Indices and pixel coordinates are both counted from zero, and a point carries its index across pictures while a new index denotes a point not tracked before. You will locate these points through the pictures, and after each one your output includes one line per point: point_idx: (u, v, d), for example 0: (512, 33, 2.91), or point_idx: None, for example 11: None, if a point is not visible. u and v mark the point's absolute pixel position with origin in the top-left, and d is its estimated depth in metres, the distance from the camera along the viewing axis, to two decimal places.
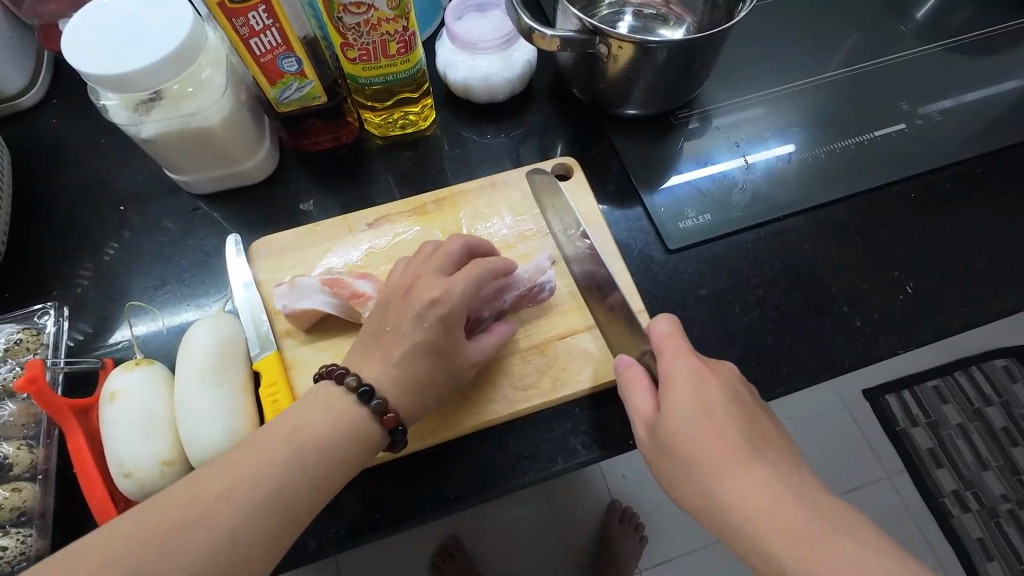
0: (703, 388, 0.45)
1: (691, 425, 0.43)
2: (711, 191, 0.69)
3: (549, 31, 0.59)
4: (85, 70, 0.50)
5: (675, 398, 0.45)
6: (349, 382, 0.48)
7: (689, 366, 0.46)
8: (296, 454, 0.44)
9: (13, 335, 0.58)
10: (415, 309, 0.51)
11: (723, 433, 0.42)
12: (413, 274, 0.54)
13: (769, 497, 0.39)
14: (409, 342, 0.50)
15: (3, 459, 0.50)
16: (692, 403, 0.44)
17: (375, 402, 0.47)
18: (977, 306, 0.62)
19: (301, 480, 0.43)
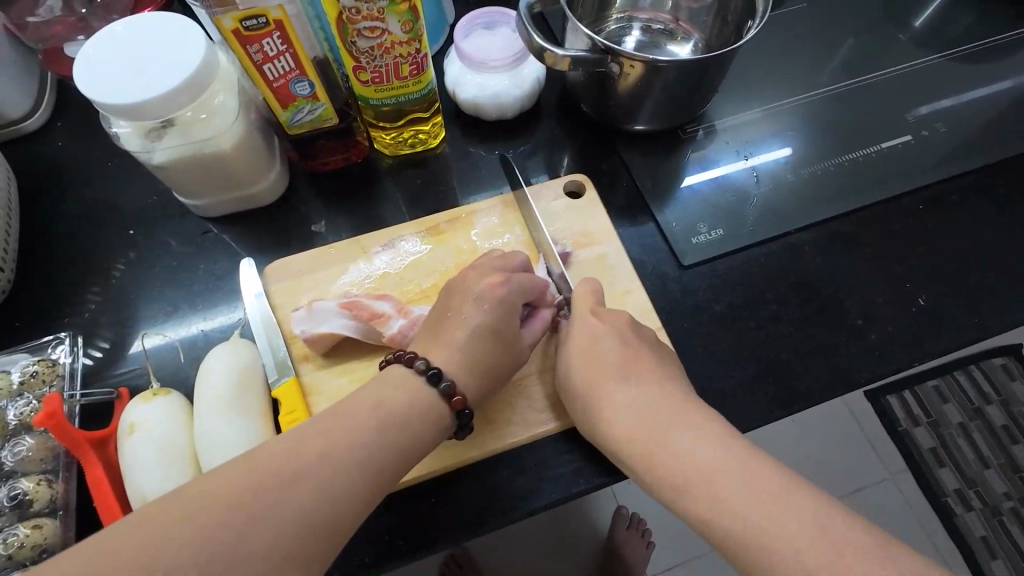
0: (643, 390, 0.50)
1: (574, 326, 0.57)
2: (722, 204, 0.69)
3: (561, 51, 0.59)
4: (99, 100, 0.50)
5: (610, 403, 0.50)
6: (420, 365, 0.49)
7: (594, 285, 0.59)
8: (341, 457, 0.42)
9: (29, 368, 0.57)
10: (476, 293, 0.53)
11: (664, 427, 0.47)
12: (473, 266, 0.57)
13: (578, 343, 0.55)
14: (474, 323, 0.52)
15: (23, 496, 0.49)
16: (634, 405, 0.49)
17: (443, 384, 0.48)
18: (987, 316, 0.63)
19: (345, 485, 0.41)
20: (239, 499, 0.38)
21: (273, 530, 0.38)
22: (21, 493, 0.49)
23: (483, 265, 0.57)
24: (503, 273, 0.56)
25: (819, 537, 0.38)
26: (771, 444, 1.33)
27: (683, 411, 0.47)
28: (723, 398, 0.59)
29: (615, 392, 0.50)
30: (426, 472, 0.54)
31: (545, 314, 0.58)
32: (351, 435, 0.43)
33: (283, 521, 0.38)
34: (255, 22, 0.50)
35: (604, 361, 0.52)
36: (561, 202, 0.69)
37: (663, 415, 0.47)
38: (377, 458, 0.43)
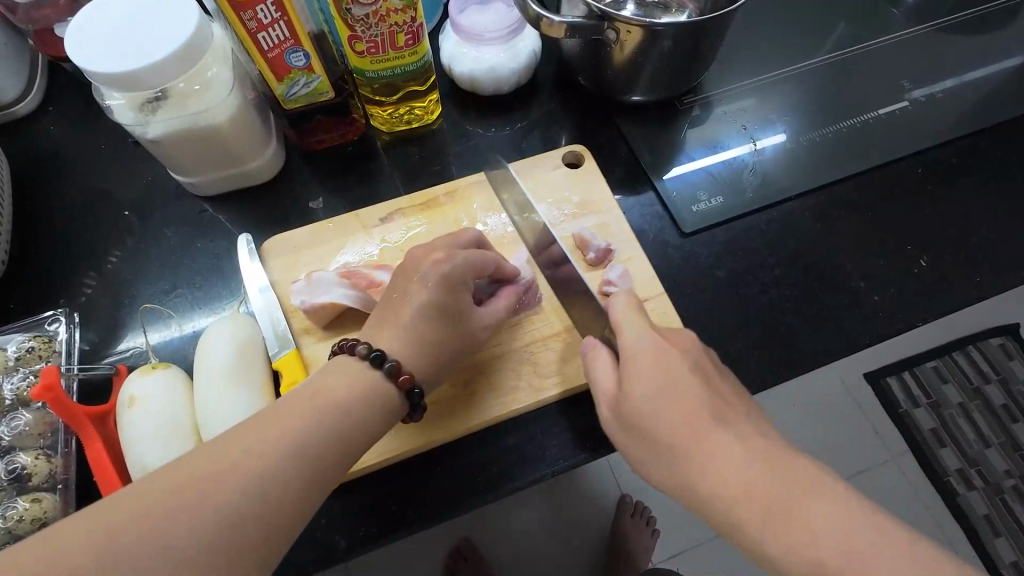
0: (660, 351, 0.46)
1: (690, 449, 0.41)
2: (722, 174, 0.69)
3: (557, 18, 0.59)
4: (90, 69, 0.49)
5: (631, 366, 0.46)
6: (362, 351, 0.47)
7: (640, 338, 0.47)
8: (302, 427, 0.41)
9: (24, 344, 0.56)
10: (420, 272, 0.51)
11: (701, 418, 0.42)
12: (420, 246, 0.56)
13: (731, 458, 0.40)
14: (419, 303, 0.50)
15: (21, 470, 0.48)
16: (707, 428, 0.41)
17: (387, 365, 0.46)
18: (989, 277, 0.63)
19: (306, 461, 0.40)
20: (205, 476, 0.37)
21: (249, 499, 0.37)
22: (19, 467, 0.48)
23: (432, 242, 0.56)
24: (448, 249, 0.54)
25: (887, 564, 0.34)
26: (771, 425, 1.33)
27: (728, 408, 0.43)
28: (729, 362, 0.58)
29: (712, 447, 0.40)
30: (407, 448, 0.53)
31: (509, 289, 0.58)
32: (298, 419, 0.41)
33: (241, 507, 0.37)
34: None
35: (621, 319, 0.49)
36: (561, 172, 0.68)
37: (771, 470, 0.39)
38: (330, 433, 0.42)
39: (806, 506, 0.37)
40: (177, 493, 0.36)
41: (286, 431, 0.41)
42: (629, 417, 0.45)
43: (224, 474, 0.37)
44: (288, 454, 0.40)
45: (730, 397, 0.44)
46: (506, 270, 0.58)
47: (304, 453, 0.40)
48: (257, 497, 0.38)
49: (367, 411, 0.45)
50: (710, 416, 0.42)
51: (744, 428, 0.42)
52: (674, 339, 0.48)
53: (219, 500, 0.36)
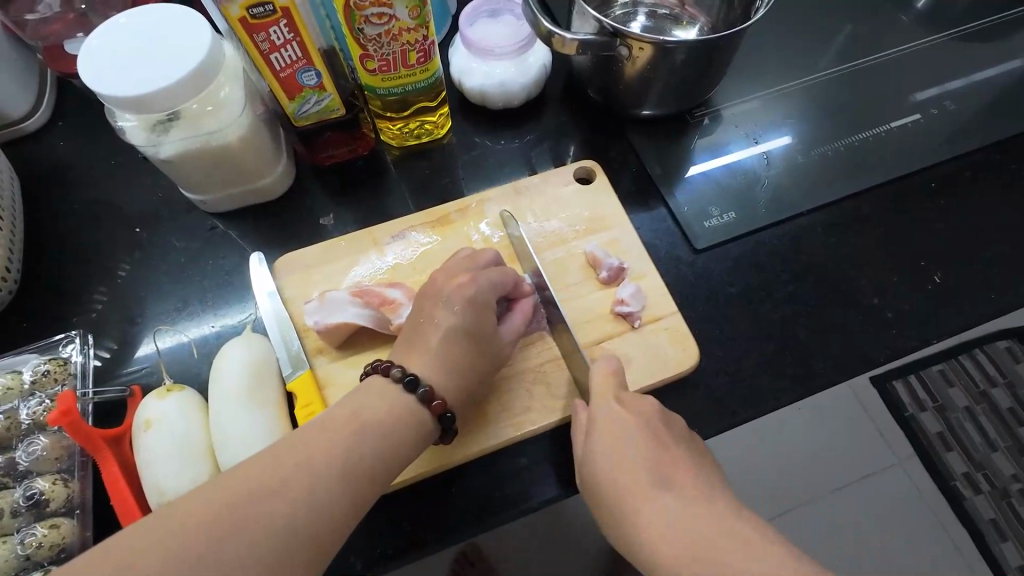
0: (625, 424, 0.47)
1: (641, 503, 0.42)
2: (734, 188, 0.69)
3: (569, 35, 0.59)
4: (104, 93, 0.49)
5: (592, 438, 0.48)
6: (395, 374, 0.48)
7: (606, 407, 0.49)
8: (331, 456, 0.41)
9: (40, 367, 0.56)
10: (446, 295, 0.52)
11: (648, 477, 0.43)
12: (442, 268, 0.56)
13: (679, 516, 0.40)
14: (447, 326, 0.51)
15: (39, 495, 0.48)
16: (643, 491, 0.43)
17: (422, 390, 0.47)
18: (1003, 292, 0.63)
19: (348, 480, 0.41)
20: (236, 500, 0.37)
21: (276, 526, 0.37)
22: (37, 493, 0.49)
23: (451, 265, 0.56)
24: (472, 271, 0.55)
25: None
26: None
27: (681, 477, 0.43)
28: (743, 379, 0.58)
29: (651, 501, 0.42)
30: (421, 471, 0.53)
31: (523, 306, 0.58)
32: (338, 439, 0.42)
33: (287, 526, 0.38)
34: (262, 10, 0.49)
35: (597, 388, 0.51)
36: (572, 187, 0.68)
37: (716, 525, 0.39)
38: (368, 453, 0.43)
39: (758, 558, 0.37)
40: (208, 516, 0.36)
41: (326, 454, 0.41)
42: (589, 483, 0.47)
43: (271, 494, 0.38)
44: (331, 473, 0.40)
45: (676, 451, 0.46)
46: (522, 288, 0.58)
47: (345, 472, 0.41)
48: (303, 515, 0.38)
49: (400, 431, 0.46)
50: (648, 482, 0.43)
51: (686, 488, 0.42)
52: (634, 407, 0.49)
53: (248, 527, 0.36)
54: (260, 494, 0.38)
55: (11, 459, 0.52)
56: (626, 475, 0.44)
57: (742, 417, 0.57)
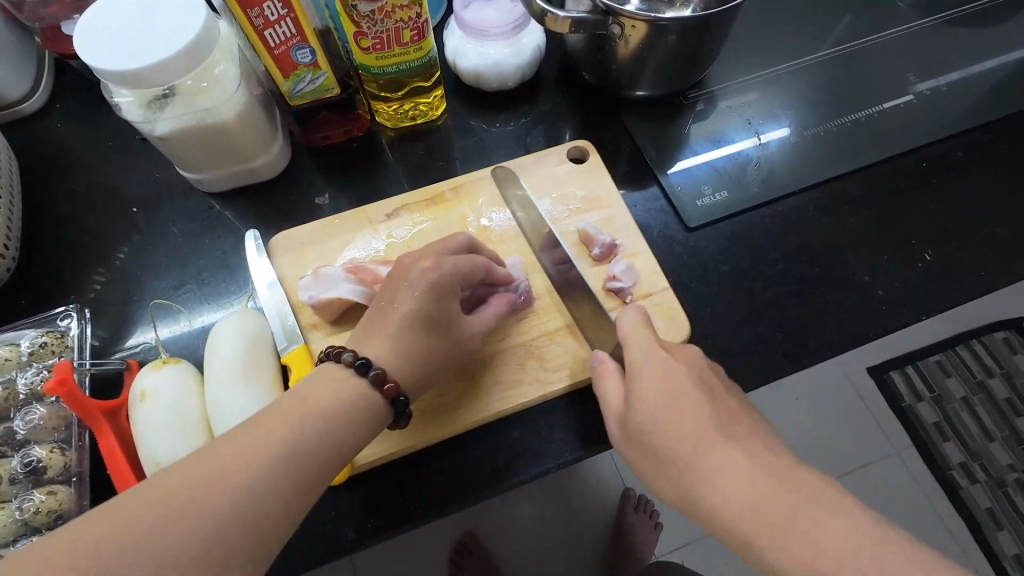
0: (672, 371, 0.45)
1: (708, 460, 0.41)
2: (727, 168, 0.69)
3: (562, 13, 0.59)
4: (99, 66, 0.50)
5: (637, 385, 0.46)
6: (347, 358, 0.47)
7: (655, 354, 0.47)
8: (288, 434, 0.42)
9: (36, 339, 0.56)
10: (411, 280, 0.51)
11: (706, 427, 0.42)
12: (410, 253, 0.56)
13: (744, 475, 0.39)
14: (406, 312, 0.49)
15: (36, 463, 0.49)
16: (706, 437, 0.41)
17: (372, 373, 0.47)
18: (994, 272, 0.63)
19: (301, 465, 0.41)
20: (195, 478, 0.38)
21: (237, 502, 0.38)
22: (34, 460, 0.49)
23: (421, 250, 0.55)
24: (437, 257, 0.53)
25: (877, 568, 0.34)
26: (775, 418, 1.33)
27: (738, 426, 0.43)
28: (734, 356, 0.59)
29: (714, 455, 0.41)
30: (411, 444, 0.53)
31: (500, 293, 0.57)
32: (289, 424, 0.42)
33: (236, 511, 0.38)
34: None
35: (628, 337, 0.49)
36: (566, 167, 0.69)
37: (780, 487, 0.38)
38: (318, 438, 0.43)
39: (835, 521, 0.36)
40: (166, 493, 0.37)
41: (281, 432, 0.42)
42: (632, 431, 0.45)
43: (217, 482, 0.38)
44: (279, 459, 0.40)
45: (732, 407, 0.44)
46: (499, 275, 0.58)
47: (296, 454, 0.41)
48: (264, 495, 0.39)
49: (355, 418, 0.46)
50: (713, 428, 0.42)
51: (752, 442, 0.41)
52: (681, 356, 0.47)
53: (209, 504, 0.37)
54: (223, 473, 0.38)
55: (10, 429, 0.53)
56: (676, 424, 0.43)
57: None
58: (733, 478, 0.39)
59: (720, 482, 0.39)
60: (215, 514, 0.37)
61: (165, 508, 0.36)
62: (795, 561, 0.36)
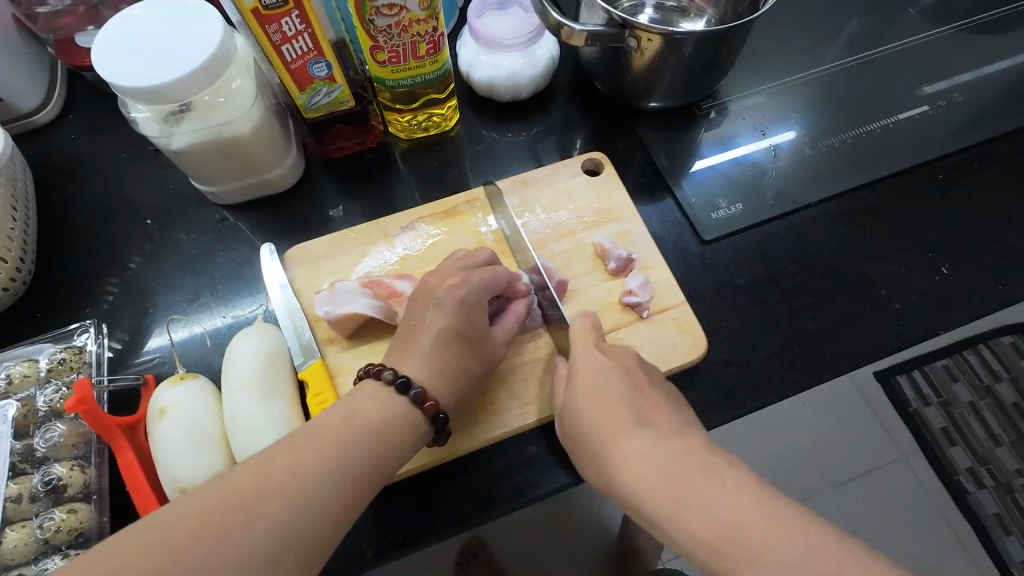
0: (602, 368, 0.50)
1: (619, 445, 0.44)
2: (741, 179, 0.69)
3: (578, 27, 0.59)
4: (117, 82, 0.49)
5: (573, 381, 0.51)
6: (388, 376, 0.47)
7: (589, 353, 0.52)
8: (330, 453, 0.42)
9: (56, 356, 0.57)
10: (438, 298, 0.53)
11: (624, 415, 0.46)
12: (433, 271, 0.57)
13: (649, 455, 0.43)
14: (437, 328, 0.51)
15: (57, 481, 0.49)
16: (622, 426, 0.45)
17: (413, 391, 0.47)
18: (1011, 284, 0.63)
19: (338, 489, 0.41)
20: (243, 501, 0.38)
21: (283, 521, 0.38)
22: (54, 478, 0.50)
23: (444, 268, 0.57)
24: (464, 273, 0.55)
25: (759, 532, 0.36)
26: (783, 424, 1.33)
27: (655, 414, 0.46)
28: (751, 369, 0.59)
29: (627, 439, 0.44)
30: (429, 461, 0.53)
31: (517, 306, 0.58)
32: (327, 446, 0.42)
33: (284, 530, 0.38)
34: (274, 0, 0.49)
35: (574, 337, 0.54)
36: (579, 179, 0.69)
37: (678, 461, 0.41)
38: (358, 464, 0.43)
39: (719, 485, 0.39)
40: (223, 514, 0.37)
41: (325, 451, 0.42)
42: (568, 425, 0.50)
43: (255, 505, 0.37)
44: (316, 480, 0.40)
45: (655, 399, 0.48)
46: (517, 287, 0.58)
47: (336, 476, 0.41)
48: (306, 514, 0.39)
49: (394, 435, 0.46)
50: (630, 419, 0.46)
51: (665, 427, 0.45)
52: (614, 355, 0.52)
53: (258, 519, 0.37)
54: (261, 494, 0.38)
55: (29, 445, 0.53)
56: (601, 414, 0.47)
57: (750, 407, 0.57)
58: (639, 458, 0.43)
59: (626, 462, 0.43)
60: (268, 527, 0.37)
61: (207, 525, 0.36)
62: (684, 529, 0.39)
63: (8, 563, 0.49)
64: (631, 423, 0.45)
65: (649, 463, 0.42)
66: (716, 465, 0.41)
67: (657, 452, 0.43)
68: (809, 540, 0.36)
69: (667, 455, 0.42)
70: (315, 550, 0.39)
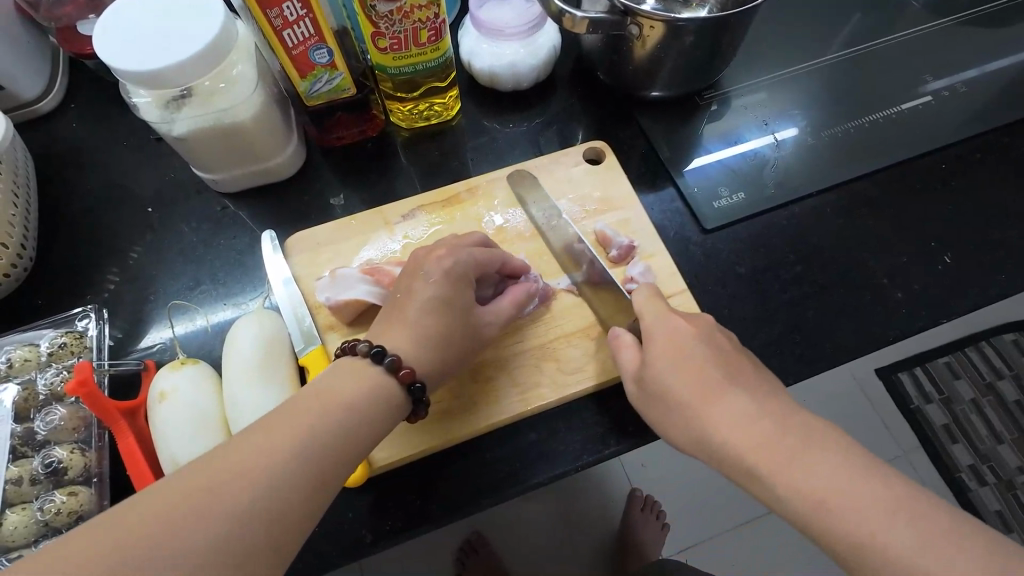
0: (682, 333, 0.48)
1: (714, 413, 0.44)
2: (743, 169, 0.69)
3: (579, 13, 0.59)
4: (119, 66, 0.49)
5: (651, 347, 0.49)
6: (362, 348, 0.47)
7: (667, 319, 0.50)
8: (315, 431, 0.42)
9: (56, 340, 0.57)
10: (425, 270, 0.52)
11: (714, 383, 0.45)
12: (424, 247, 0.57)
13: (747, 423, 0.42)
14: (420, 298, 0.50)
15: (58, 464, 0.50)
16: (715, 394, 0.44)
17: (387, 359, 0.46)
18: (1014, 274, 0.63)
19: (330, 471, 0.41)
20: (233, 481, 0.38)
21: (277, 501, 0.38)
22: (55, 462, 0.50)
23: (435, 244, 0.57)
24: (452, 248, 0.55)
25: (875, 500, 0.37)
26: None
27: (744, 380, 0.45)
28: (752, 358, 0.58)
29: (722, 408, 0.44)
30: (429, 447, 0.53)
31: (516, 291, 0.57)
32: (306, 420, 0.42)
33: (270, 508, 0.37)
34: None
35: (643, 309, 0.51)
36: (581, 168, 0.68)
37: (781, 431, 0.41)
38: (336, 439, 0.42)
39: (826, 454, 0.39)
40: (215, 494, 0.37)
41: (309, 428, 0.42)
42: (648, 389, 0.48)
43: (238, 484, 0.37)
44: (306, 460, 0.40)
45: (742, 364, 0.47)
46: (514, 269, 0.59)
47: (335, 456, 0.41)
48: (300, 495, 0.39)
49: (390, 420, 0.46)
50: (722, 385, 0.45)
51: (759, 394, 0.44)
52: (693, 320, 0.50)
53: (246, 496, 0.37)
54: (257, 474, 0.38)
55: (30, 429, 0.53)
56: (688, 380, 0.46)
57: None
58: (737, 427, 0.43)
59: (722, 430, 0.43)
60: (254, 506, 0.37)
61: (191, 504, 0.36)
62: (793, 496, 0.39)
63: (7, 546, 0.48)
64: (722, 391, 0.44)
65: (745, 429, 0.42)
66: (820, 434, 0.41)
67: (755, 420, 0.42)
68: (916, 502, 0.37)
69: (767, 425, 0.42)
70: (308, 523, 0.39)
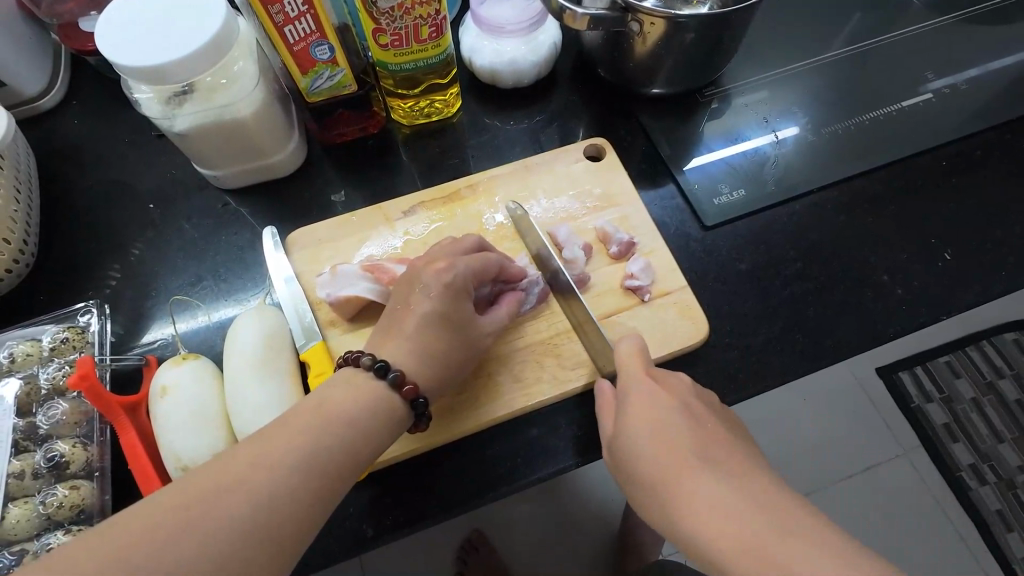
0: (657, 400, 0.45)
1: (683, 491, 0.39)
2: (743, 166, 0.69)
3: (581, 10, 0.58)
4: (120, 62, 0.50)
5: (625, 413, 0.46)
6: (365, 362, 0.47)
7: (642, 384, 0.47)
8: (319, 430, 0.42)
9: (58, 335, 0.57)
10: (424, 282, 0.52)
11: (688, 455, 0.41)
12: (423, 255, 0.56)
13: (721, 502, 0.37)
14: (422, 312, 0.50)
15: (59, 458, 0.50)
16: (687, 468, 0.40)
17: (392, 375, 0.47)
18: (1014, 271, 0.63)
19: (329, 465, 0.41)
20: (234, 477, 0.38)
21: (275, 494, 0.38)
22: (57, 455, 0.50)
23: (431, 253, 0.56)
24: (450, 258, 0.54)
25: None
26: (783, 417, 1.33)
27: (720, 455, 0.41)
28: (752, 355, 0.59)
29: (693, 481, 0.39)
30: (430, 443, 0.53)
31: (509, 299, 0.57)
32: (311, 422, 0.43)
33: (275, 507, 0.38)
34: None
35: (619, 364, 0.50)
36: (582, 165, 0.69)
37: (759, 516, 0.36)
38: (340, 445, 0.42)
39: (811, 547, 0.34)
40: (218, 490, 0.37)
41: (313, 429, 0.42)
42: (621, 460, 0.44)
43: (239, 485, 0.38)
44: (304, 455, 0.40)
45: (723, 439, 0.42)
46: (511, 273, 0.58)
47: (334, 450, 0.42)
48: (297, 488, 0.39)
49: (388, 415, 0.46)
50: (696, 459, 0.40)
51: (740, 474, 0.39)
52: (669, 386, 0.47)
53: (253, 493, 0.38)
54: (257, 469, 0.39)
55: (32, 423, 0.53)
56: (660, 452, 0.42)
57: (751, 391, 0.57)
58: (710, 504, 0.37)
59: (693, 508, 0.38)
60: (260, 502, 0.38)
61: (200, 502, 0.36)
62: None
63: (9, 539, 0.49)
64: (697, 463, 0.40)
65: (715, 506, 0.37)
66: (804, 523, 0.35)
67: (732, 500, 0.37)
68: None
69: (743, 503, 0.37)
70: (308, 517, 0.39)
